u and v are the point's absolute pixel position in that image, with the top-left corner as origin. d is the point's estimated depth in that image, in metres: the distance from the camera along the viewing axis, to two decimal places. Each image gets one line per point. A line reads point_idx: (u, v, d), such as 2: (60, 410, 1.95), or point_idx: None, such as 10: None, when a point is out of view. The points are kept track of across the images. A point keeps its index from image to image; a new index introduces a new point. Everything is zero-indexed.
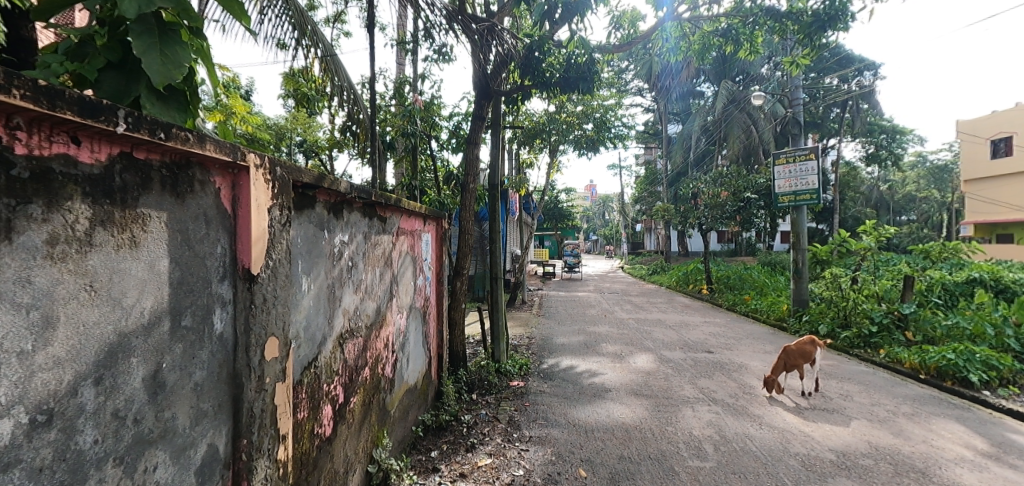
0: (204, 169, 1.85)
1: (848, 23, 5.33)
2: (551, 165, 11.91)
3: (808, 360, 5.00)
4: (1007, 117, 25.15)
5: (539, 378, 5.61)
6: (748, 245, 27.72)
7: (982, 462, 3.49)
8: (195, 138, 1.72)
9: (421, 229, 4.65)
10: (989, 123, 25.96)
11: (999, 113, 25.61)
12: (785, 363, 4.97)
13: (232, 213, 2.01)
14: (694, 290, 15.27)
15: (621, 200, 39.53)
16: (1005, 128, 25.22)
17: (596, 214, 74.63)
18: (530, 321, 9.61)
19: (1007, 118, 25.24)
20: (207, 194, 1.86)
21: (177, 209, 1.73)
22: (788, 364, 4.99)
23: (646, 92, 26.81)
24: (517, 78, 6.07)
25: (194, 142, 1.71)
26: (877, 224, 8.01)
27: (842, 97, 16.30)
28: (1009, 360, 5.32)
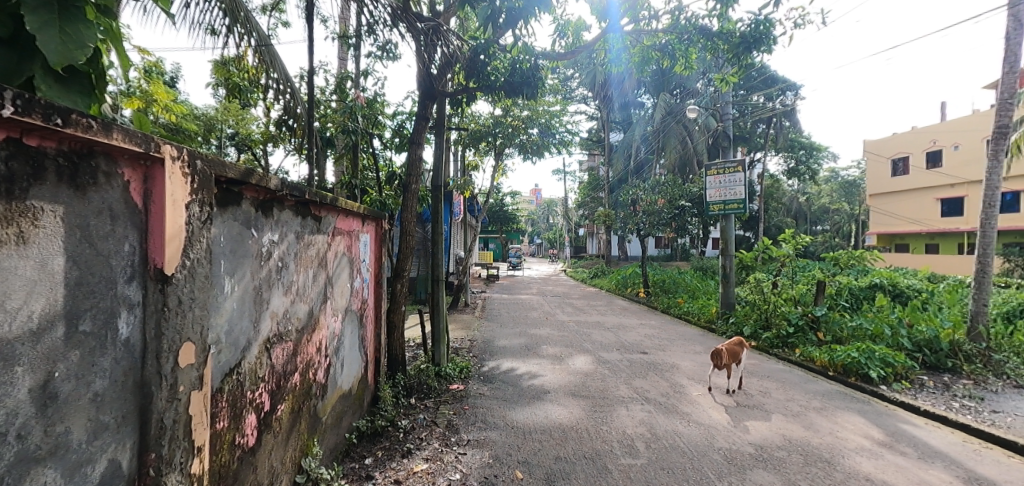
0: (111, 160, 1.70)
1: (771, 46, 5.73)
2: (496, 168, 11.93)
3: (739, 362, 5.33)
4: (907, 139, 27.97)
5: (479, 381, 5.58)
6: (682, 250, 29.04)
7: (879, 450, 3.85)
8: (100, 126, 1.58)
9: (360, 230, 4.50)
10: (891, 144, 28.79)
11: (900, 135, 28.44)
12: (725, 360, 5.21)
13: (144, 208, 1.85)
14: (632, 293, 15.78)
15: (564, 205, 40.29)
16: (903, 149, 28.12)
17: (542, 218, 75.79)
18: (471, 323, 9.57)
19: (906, 140, 28.08)
20: (114, 187, 1.71)
21: (77, 202, 1.58)
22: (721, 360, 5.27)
23: (590, 100, 27.50)
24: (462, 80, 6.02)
25: (100, 130, 1.57)
26: (795, 233, 8.58)
27: (768, 115, 17.42)
28: (902, 357, 5.84)
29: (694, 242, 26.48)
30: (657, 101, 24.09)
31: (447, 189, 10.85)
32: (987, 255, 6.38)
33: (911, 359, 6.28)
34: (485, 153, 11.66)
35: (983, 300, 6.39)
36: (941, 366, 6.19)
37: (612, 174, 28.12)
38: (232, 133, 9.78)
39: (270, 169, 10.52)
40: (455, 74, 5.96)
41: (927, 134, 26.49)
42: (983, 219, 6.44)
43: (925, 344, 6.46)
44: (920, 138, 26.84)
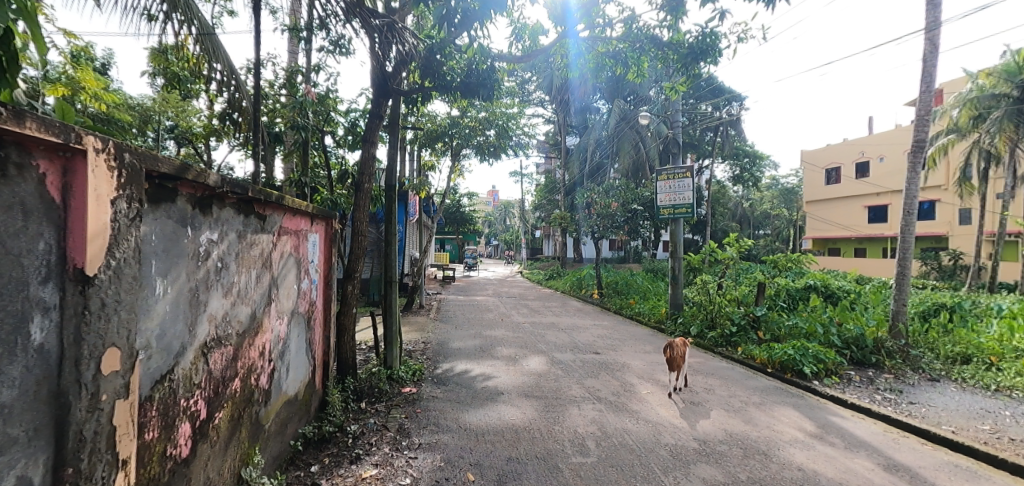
0: (24, 150, 1.56)
1: (717, 57, 6.00)
2: (453, 169, 11.85)
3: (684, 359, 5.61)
4: (839, 150, 30.01)
5: (432, 383, 5.52)
6: (635, 252, 29.88)
7: (810, 441, 4.09)
8: (11, 114, 1.46)
9: (308, 229, 4.35)
10: (826, 154, 30.81)
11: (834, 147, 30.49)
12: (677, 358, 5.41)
13: (64, 203, 1.72)
14: (586, 294, 16.08)
15: (522, 206, 40.59)
16: (835, 159, 30.16)
17: (500, 220, 75.97)
18: (425, 325, 9.45)
19: (837, 151, 30.12)
20: (28, 181, 1.58)
21: None
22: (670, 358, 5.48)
23: (548, 104, 27.82)
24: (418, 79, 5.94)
25: (10, 118, 1.45)
26: (739, 237, 9.00)
27: (715, 123, 18.21)
28: (832, 353, 6.25)
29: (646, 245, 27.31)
30: (612, 107, 24.63)
31: (402, 189, 10.66)
32: (906, 258, 6.91)
33: (840, 356, 6.71)
34: (442, 153, 11.55)
35: (902, 300, 6.93)
36: (866, 362, 6.64)
37: (569, 177, 28.52)
38: (172, 126, 9.23)
39: (212, 165, 9.97)
40: (410, 72, 5.88)
41: (856, 146, 28.53)
42: (903, 225, 6.97)
43: (852, 341, 6.89)
44: (851, 149, 28.88)
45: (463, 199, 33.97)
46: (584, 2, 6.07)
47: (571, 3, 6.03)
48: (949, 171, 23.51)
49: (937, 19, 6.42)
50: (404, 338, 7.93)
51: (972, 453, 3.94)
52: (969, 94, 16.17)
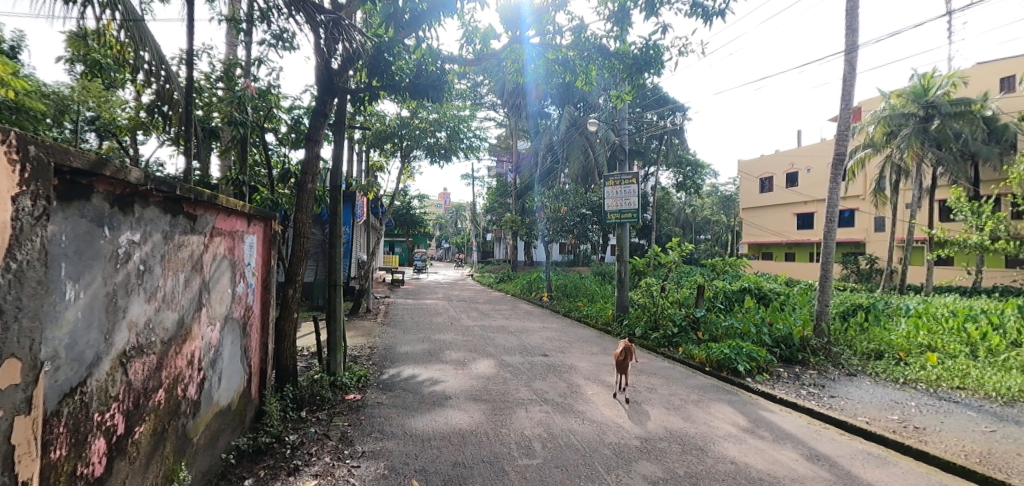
0: None
1: (659, 69, 6.27)
2: (402, 170, 11.65)
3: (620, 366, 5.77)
4: (770, 161, 32.03)
5: (378, 389, 5.40)
6: (584, 256, 30.53)
7: (743, 435, 4.32)
8: None
9: (244, 230, 4.13)
10: (759, 164, 32.82)
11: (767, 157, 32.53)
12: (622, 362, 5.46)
13: None
14: (536, 297, 16.27)
15: (473, 210, 40.51)
16: (768, 169, 32.21)
17: (450, 222, 75.36)
18: (372, 330, 9.21)
19: (770, 161, 32.04)
20: None
21: None
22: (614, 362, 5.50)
23: (499, 108, 27.98)
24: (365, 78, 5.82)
25: None
26: (680, 242, 9.39)
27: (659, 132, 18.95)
28: (764, 352, 6.65)
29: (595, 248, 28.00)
30: (562, 112, 25.08)
31: (349, 189, 10.34)
32: (829, 262, 7.45)
33: (771, 354, 7.13)
34: (391, 154, 11.34)
35: (826, 301, 7.46)
36: (794, 359, 7.09)
37: (520, 181, 28.74)
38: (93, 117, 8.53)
39: (139, 160, 9.29)
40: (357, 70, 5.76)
41: (787, 157, 30.58)
42: (825, 231, 7.52)
43: (781, 340, 7.35)
44: (782, 160, 30.93)
45: (414, 201, 33.42)
46: (534, 9, 6.15)
47: (521, 9, 6.10)
48: (866, 182, 25.68)
49: (854, 42, 7.00)
50: (349, 343, 7.70)
51: (883, 441, 4.29)
52: (882, 112, 17.75)
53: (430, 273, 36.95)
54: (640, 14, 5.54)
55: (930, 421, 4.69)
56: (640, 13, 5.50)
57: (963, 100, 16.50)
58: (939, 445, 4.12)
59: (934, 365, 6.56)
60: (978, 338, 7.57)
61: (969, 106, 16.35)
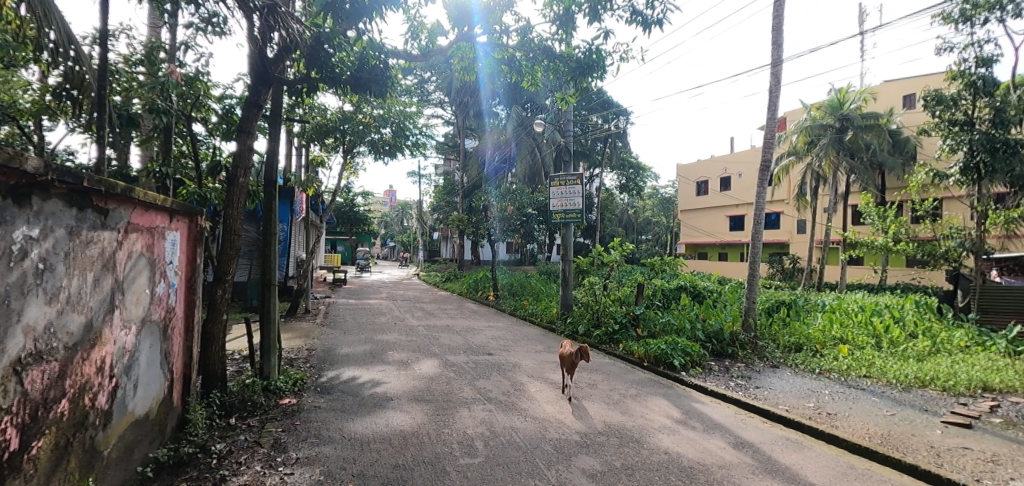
0: None
1: (602, 73, 6.46)
2: (345, 166, 11.27)
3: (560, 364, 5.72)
4: (706, 166, 33.77)
5: (315, 393, 5.20)
6: (531, 255, 30.89)
7: (676, 427, 4.53)
8: None
9: (165, 227, 3.85)
10: (696, 169, 34.53)
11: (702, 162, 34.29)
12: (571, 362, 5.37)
13: None
14: (482, 296, 16.31)
15: (419, 208, 39.90)
16: (703, 174, 33.95)
17: (396, 220, 73.91)
18: (311, 331, 8.86)
19: (705, 166, 33.84)
20: None
21: None
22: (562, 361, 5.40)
23: (447, 105, 27.73)
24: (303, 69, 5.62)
25: None
26: (621, 242, 9.69)
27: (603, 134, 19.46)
28: (697, 346, 6.99)
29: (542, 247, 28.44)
30: (509, 113, 25.17)
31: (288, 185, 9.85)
32: (756, 261, 7.95)
33: (704, 348, 7.51)
34: (333, 150, 10.95)
35: (753, 298, 7.94)
36: (724, 353, 7.51)
37: (468, 180, 28.60)
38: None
39: (45, 147, 8.40)
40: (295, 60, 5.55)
41: (721, 163, 32.37)
42: (753, 232, 8.02)
43: (713, 335, 7.76)
44: (717, 165, 32.71)
45: (359, 197, 32.44)
46: (482, 7, 6.11)
47: (468, 6, 6.06)
48: (790, 188, 27.66)
49: (780, 57, 7.51)
50: (285, 346, 7.36)
51: (801, 428, 4.64)
52: (805, 122, 19.17)
53: (374, 271, 36.04)
54: (585, 19, 5.67)
55: (841, 407, 5.12)
56: (584, 17, 5.62)
57: (873, 115, 18.13)
58: (848, 429, 4.51)
59: (845, 356, 7.18)
60: (882, 330, 8.37)
61: (878, 120, 17.96)
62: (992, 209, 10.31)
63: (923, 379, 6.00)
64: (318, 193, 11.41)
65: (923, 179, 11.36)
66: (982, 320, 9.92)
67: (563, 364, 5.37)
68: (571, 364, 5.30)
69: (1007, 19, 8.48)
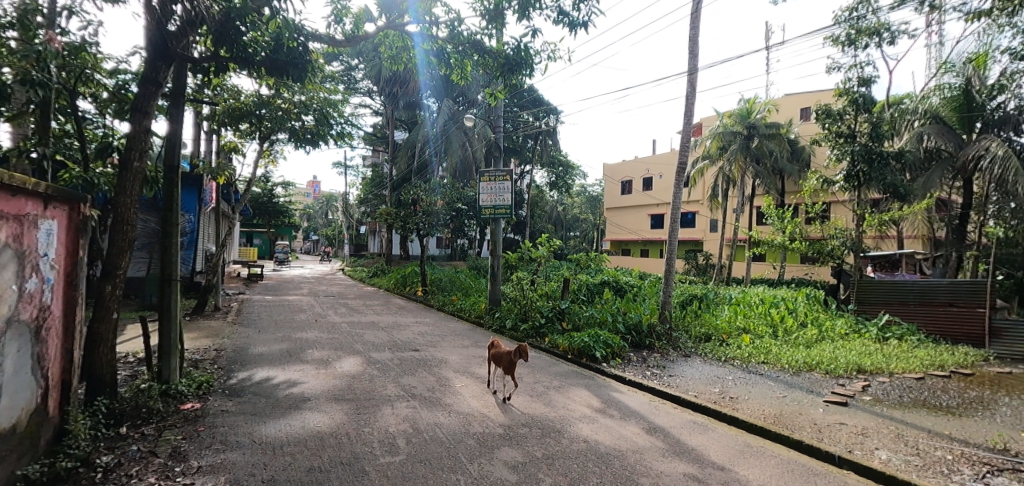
0: None
1: (529, 71, 6.56)
2: (262, 154, 10.56)
3: (489, 363, 5.45)
4: (631, 166, 35.31)
5: (222, 396, 4.87)
6: (461, 250, 30.77)
7: (596, 416, 4.73)
8: None
9: (38, 215, 3.39)
10: (622, 168, 36.02)
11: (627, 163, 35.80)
12: (508, 360, 5.18)
13: None
14: (410, 291, 16.03)
15: (344, 200, 38.25)
16: (628, 173, 35.50)
17: (320, 213, 70.49)
18: (221, 330, 8.26)
19: (630, 166, 35.38)
20: None
21: None
22: (498, 358, 5.16)
23: (375, 95, 26.74)
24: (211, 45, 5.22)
25: None
26: (548, 237, 9.92)
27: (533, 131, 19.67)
28: (618, 338, 7.34)
29: (472, 242, 28.46)
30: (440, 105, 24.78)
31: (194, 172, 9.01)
32: (672, 258, 8.45)
33: (625, 340, 7.89)
34: (248, 136, 10.22)
35: (669, 292, 8.46)
36: (642, 344, 7.94)
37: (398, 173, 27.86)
38: None
39: None
40: (202, 36, 5.15)
41: (645, 163, 34.02)
42: (670, 230, 8.53)
43: (633, 327, 8.16)
44: (641, 166, 34.34)
45: (277, 188, 30.49)
46: None
47: None
48: (704, 189, 29.68)
49: (695, 65, 8.01)
50: (190, 347, 6.79)
51: (707, 412, 5.01)
52: (718, 129, 20.61)
53: (294, 266, 34.14)
54: (513, 15, 5.71)
55: (742, 391, 5.61)
56: (513, 14, 5.67)
57: (775, 124, 19.88)
58: (747, 411, 4.95)
59: (747, 345, 7.87)
60: (777, 320, 9.27)
61: (779, 130, 19.72)
62: (868, 213, 11.73)
63: (810, 364, 6.71)
64: (230, 181, 10.61)
65: (814, 185, 12.66)
66: (858, 310, 11.30)
67: (500, 362, 5.13)
68: (510, 362, 5.10)
69: (884, 45, 9.63)
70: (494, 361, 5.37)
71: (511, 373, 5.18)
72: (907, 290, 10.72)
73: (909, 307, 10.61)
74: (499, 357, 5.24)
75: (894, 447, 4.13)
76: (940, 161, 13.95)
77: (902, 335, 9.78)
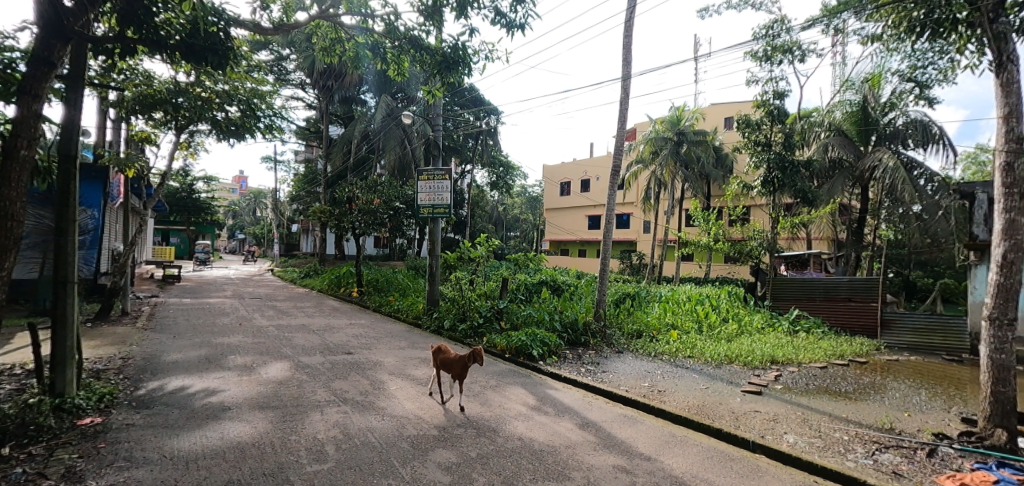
0: None
1: (468, 70, 6.55)
2: (179, 145, 9.79)
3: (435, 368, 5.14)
4: (570, 168, 36.11)
5: (128, 409, 4.47)
6: (399, 250, 30.15)
7: (531, 413, 4.80)
8: None
9: None
10: (561, 171, 36.77)
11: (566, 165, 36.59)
12: (460, 365, 4.96)
13: None
14: (345, 293, 15.49)
15: (274, 198, 36.25)
16: (567, 175, 36.33)
17: (249, 210, 66.48)
18: (129, 337, 7.57)
19: (569, 169, 36.18)
20: None
21: None
22: (450, 365, 4.88)
23: (308, 87, 25.54)
24: (115, 23, 4.81)
25: None
26: (487, 237, 9.95)
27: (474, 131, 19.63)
28: (554, 337, 7.51)
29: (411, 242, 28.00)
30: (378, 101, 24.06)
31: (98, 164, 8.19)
32: (607, 258, 8.75)
33: (561, 339, 8.07)
34: (163, 125, 9.45)
35: (604, 291, 8.76)
36: (578, 342, 8.18)
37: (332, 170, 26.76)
38: None
39: None
40: (105, 13, 4.73)
41: (584, 166, 34.95)
42: (605, 231, 8.81)
43: (570, 325, 8.40)
44: (579, 168, 35.28)
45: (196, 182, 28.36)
46: None
47: None
48: (638, 192, 30.92)
49: (628, 72, 8.33)
50: (90, 356, 6.17)
51: (636, 405, 5.24)
52: (650, 134, 21.54)
53: (214, 266, 31.88)
54: (451, 14, 5.68)
55: (669, 384, 5.92)
56: (450, 12, 5.63)
57: (702, 132, 21.08)
58: (673, 402, 5.23)
59: (674, 340, 8.32)
60: (703, 316, 9.86)
61: (705, 137, 20.92)
62: (782, 216, 12.74)
63: (731, 357, 7.20)
64: (141, 174, 9.77)
65: (737, 189, 13.56)
66: (773, 305, 12.16)
67: (453, 367, 4.87)
68: (463, 367, 4.88)
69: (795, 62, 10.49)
70: (441, 366, 5.07)
71: (462, 379, 4.97)
72: (813, 286, 11.72)
73: (815, 302, 11.64)
74: (449, 363, 4.96)
75: (800, 431, 4.53)
76: (841, 170, 15.23)
77: (809, 328, 10.74)
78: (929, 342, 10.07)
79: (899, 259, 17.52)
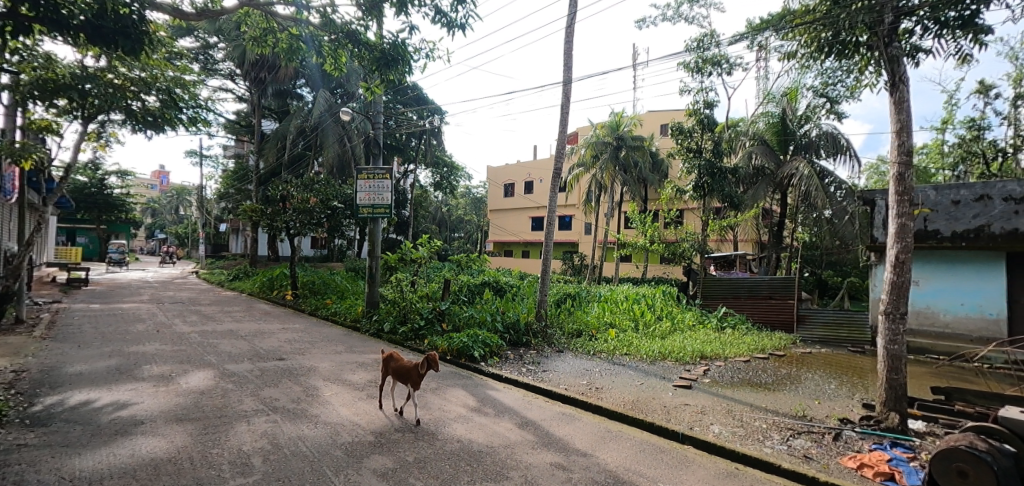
0: None
1: (409, 68, 6.47)
2: (87, 136, 8.95)
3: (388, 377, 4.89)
4: (514, 170, 36.34)
5: (20, 427, 4.03)
6: (339, 251, 29.13)
7: (470, 415, 4.81)
8: None
9: None
10: (505, 172, 36.92)
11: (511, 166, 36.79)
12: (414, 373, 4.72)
13: None
14: (279, 296, 14.77)
15: (200, 195, 33.85)
16: (511, 177, 36.56)
17: (172, 207, 61.72)
18: (24, 347, 6.83)
19: (514, 170, 36.41)
20: None
21: None
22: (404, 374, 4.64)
23: (238, 78, 24.09)
24: None
25: None
26: (429, 239, 9.83)
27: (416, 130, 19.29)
28: (495, 338, 7.56)
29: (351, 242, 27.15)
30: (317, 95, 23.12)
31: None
32: (548, 259, 8.91)
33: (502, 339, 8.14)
34: (68, 113, 8.61)
35: (545, 291, 8.91)
36: (520, 342, 8.29)
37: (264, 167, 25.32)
38: None
39: None
40: None
41: (528, 168, 35.33)
42: (547, 233, 8.96)
43: (511, 326, 8.50)
44: (523, 170, 35.60)
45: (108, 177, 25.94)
46: None
47: None
48: (580, 194, 31.63)
49: (569, 77, 8.53)
50: None
51: (575, 403, 5.38)
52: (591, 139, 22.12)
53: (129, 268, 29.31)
54: (390, 9, 5.57)
55: (606, 381, 6.12)
56: (390, 8, 5.53)
57: (640, 137, 21.91)
58: (609, 399, 5.41)
59: (612, 338, 8.62)
60: (638, 315, 10.29)
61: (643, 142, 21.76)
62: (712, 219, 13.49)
63: (664, 354, 7.57)
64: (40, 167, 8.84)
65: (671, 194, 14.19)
66: (704, 304, 12.86)
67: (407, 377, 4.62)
68: (417, 375, 4.65)
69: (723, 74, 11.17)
70: (395, 375, 4.82)
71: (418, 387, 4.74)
72: (739, 285, 12.50)
73: (741, 300, 12.41)
74: (404, 372, 4.71)
75: (725, 421, 4.82)
76: (764, 177, 16.35)
77: (735, 324, 11.48)
78: (836, 335, 11.06)
79: (813, 259, 19.09)
